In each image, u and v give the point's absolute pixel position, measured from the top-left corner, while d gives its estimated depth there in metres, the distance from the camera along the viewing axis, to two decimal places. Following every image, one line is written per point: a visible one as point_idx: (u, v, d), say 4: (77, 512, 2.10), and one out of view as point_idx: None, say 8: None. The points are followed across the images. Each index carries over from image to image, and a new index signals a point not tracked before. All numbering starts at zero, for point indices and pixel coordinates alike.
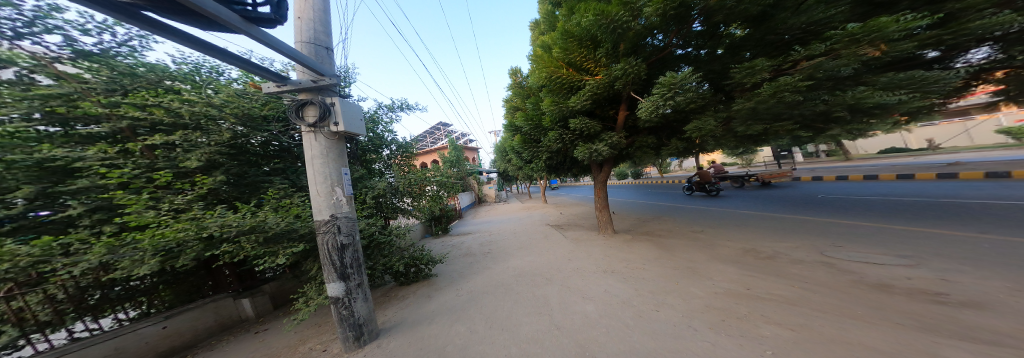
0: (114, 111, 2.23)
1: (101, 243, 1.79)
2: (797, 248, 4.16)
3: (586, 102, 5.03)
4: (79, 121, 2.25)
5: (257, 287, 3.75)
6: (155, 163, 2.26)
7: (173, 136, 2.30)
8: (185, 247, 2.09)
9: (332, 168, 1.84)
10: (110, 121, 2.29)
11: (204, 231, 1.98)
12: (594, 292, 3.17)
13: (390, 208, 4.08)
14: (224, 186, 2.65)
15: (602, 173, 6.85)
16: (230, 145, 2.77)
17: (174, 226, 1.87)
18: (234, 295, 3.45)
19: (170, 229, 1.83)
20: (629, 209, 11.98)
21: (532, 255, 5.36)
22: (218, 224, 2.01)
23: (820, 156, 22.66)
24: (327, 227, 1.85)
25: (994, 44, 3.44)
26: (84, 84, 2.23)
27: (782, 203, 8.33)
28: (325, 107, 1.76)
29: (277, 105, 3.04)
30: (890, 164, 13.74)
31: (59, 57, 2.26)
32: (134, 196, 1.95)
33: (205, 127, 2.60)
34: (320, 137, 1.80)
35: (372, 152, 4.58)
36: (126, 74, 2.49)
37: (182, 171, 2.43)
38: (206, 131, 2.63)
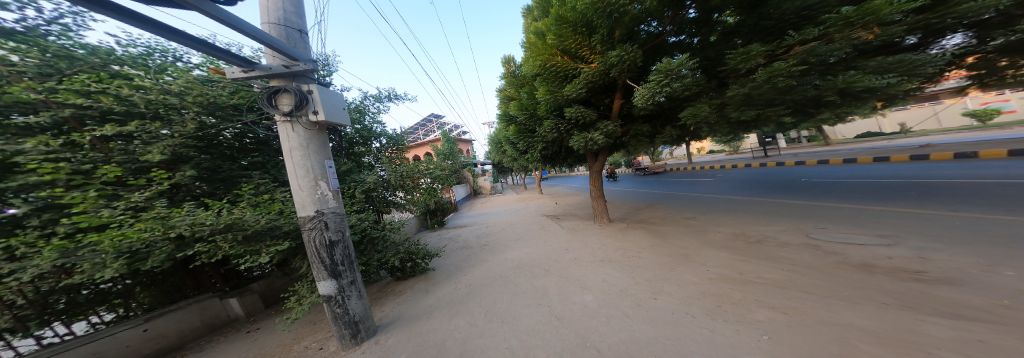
0: (53, 98, 1.95)
1: (48, 246, 1.60)
2: (785, 231, 4.29)
3: (581, 90, 4.91)
4: (13, 110, 1.90)
5: (245, 286, 3.62)
6: (111, 158, 2.05)
7: (127, 127, 2.07)
8: (153, 247, 1.95)
9: (315, 161, 1.72)
10: (51, 110, 1.98)
11: (171, 231, 1.83)
12: (592, 282, 3.18)
13: (382, 202, 3.95)
14: (195, 181, 2.47)
15: (597, 163, 6.83)
16: (197, 136, 2.56)
17: (136, 226, 1.71)
18: (220, 295, 3.31)
19: (133, 227, 1.67)
20: (623, 197, 12.15)
21: (529, 246, 5.37)
22: (187, 223, 1.85)
23: (803, 142, 23.43)
24: (313, 224, 1.73)
25: (968, 30, 3.50)
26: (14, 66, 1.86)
27: (769, 188, 8.58)
28: (302, 95, 1.62)
29: (247, 93, 2.84)
30: (869, 147, 14.31)
31: None
32: (80, 194, 1.73)
33: (165, 116, 2.39)
34: (298, 127, 1.67)
35: (361, 145, 4.39)
36: (62, 56, 2.12)
37: (142, 166, 2.22)
38: (167, 121, 2.42)
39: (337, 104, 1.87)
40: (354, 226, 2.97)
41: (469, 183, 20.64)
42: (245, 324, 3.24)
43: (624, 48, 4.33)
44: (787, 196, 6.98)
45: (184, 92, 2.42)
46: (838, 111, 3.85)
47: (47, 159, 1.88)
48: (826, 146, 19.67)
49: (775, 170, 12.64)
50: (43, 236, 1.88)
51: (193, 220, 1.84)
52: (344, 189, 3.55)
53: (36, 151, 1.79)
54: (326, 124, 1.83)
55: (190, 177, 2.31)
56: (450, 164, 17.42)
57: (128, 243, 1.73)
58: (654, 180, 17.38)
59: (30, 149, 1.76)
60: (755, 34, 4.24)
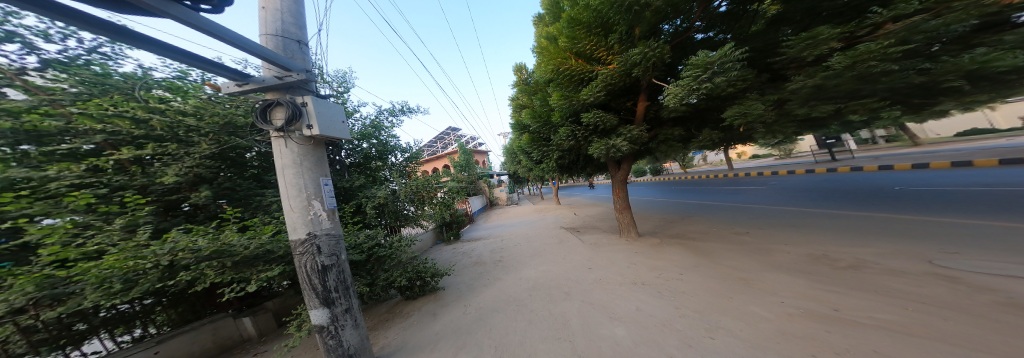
0: (76, 125, 2.11)
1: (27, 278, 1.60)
2: (890, 256, 3.45)
3: (599, 94, 4.56)
4: (56, 139, 2.12)
5: (260, 304, 3.68)
6: (130, 181, 2.21)
7: (143, 150, 2.22)
8: (143, 275, 1.96)
9: (308, 179, 1.62)
10: (86, 137, 2.20)
11: (156, 259, 1.82)
12: (624, 311, 2.70)
13: (394, 216, 3.89)
14: (213, 200, 2.66)
15: (621, 172, 6.29)
16: (216, 157, 2.75)
17: (120, 256, 1.69)
18: (234, 314, 3.34)
19: (114, 257, 1.66)
20: (652, 208, 11.11)
21: (547, 263, 4.94)
22: (170, 251, 1.83)
23: (878, 142, 19.86)
24: (305, 248, 1.60)
25: None
26: (51, 96, 2.10)
27: (839, 199, 7.21)
28: (297, 109, 1.57)
29: None
30: (979, 147, 11.51)
31: (25, 67, 2.14)
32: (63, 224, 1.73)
33: (183, 137, 2.57)
34: (292, 143, 1.59)
35: (377, 160, 4.46)
36: (98, 83, 2.37)
37: (158, 190, 2.37)
38: (186, 143, 2.60)
39: (334, 117, 1.80)
40: (356, 246, 2.93)
41: (486, 194, 20.66)
42: (256, 345, 3.23)
43: (648, 44, 3.91)
44: (868, 210, 5.73)
45: (195, 111, 2.63)
46: (964, 101, 2.54)
47: (73, 184, 2.04)
48: (909, 146, 16.48)
49: (841, 177, 10.75)
50: (45, 265, 1.90)
51: (178, 246, 1.83)
52: (355, 205, 3.57)
53: (65, 176, 1.95)
54: (322, 139, 1.75)
55: (205, 196, 2.49)
56: (467, 175, 17.71)
57: (110, 272, 1.73)
58: (687, 189, 15.82)
59: (55, 175, 1.90)
60: (809, 19, 3.59)
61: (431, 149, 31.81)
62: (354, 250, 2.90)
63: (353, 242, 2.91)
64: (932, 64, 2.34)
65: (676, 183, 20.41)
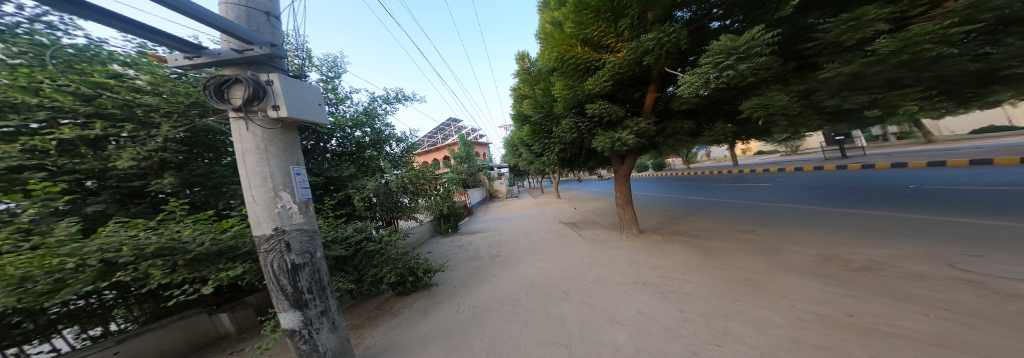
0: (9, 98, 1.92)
1: None
2: (909, 257, 3.15)
3: (605, 84, 4.34)
4: None
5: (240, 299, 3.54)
6: (80, 165, 2.06)
7: (94, 130, 2.08)
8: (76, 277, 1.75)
9: (275, 168, 1.43)
10: (30, 114, 2.02)
11: (86, 256, 1.60)
12: (625, 314, 2.54)
13: (387, 209, 3.74)
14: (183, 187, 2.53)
15: (625, 167, 6.08)
16: (184, 141, 2.58)
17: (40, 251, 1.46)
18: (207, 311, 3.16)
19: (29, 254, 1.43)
20: (655, 204, 10.92)
21: (546, 260, 4.81)
22: (97, 247, 1.61)
23: (890, 139, 19.29)
24: (270, 245, 1.43)
25: None
26: None
27: (850, 197, 6.94)
28: (260, 87, 1.36)
29: None
30: (998, 145, 11.05)
31: None
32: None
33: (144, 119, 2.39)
34: (254, 126, 1.40)
35: (371, 149, 4.29)
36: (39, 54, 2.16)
37: (111, 174, 2.22)
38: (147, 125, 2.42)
39: (307, 98, 1.58)
40: (340, 241, 2.82)
41: (487, 187, 20.58)
42: (233, 343, 3.08)
43: (664, 28, 3.60)
44: (883, 209, 5.47)
45: (153, 89, 2.46)
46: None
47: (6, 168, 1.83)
48: (922, 144, 15.96)
49: (851, 174, 10.40)
50: None
51: (104, 246, 1.62)
52: (342, 196, 3.37)
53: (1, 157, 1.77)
54: (293, 123, 1.55)
55: (174, 185, 2.37)
56: (467, 167, 17.57)
57: (40, 277, 1.49)
58: (691, 184, 15.55)
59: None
60: None
61: (432, 141, 31.63)
62: (339, 245, 2.78)
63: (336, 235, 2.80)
64: (993, 49, 2.07)
65: (679, 178, 20.13)
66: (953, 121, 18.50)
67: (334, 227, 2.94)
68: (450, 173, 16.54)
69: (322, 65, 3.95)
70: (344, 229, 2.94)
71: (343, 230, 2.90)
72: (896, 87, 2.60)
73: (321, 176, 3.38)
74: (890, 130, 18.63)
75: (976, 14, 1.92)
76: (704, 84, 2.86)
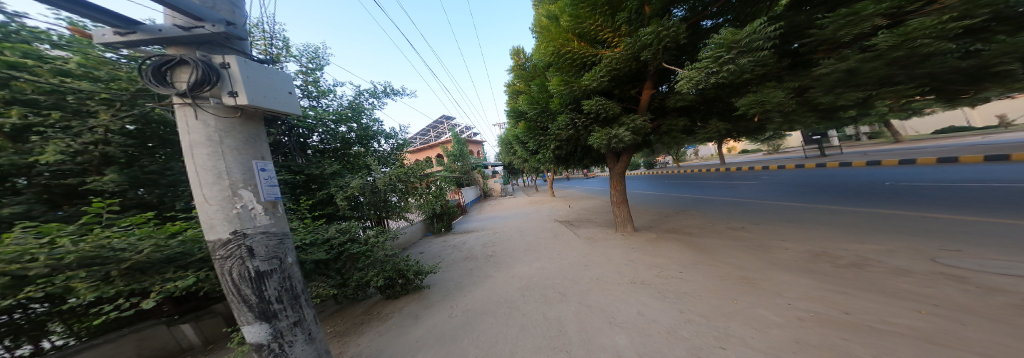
0: None
1: None
2: (892, 252, 3.25)
3: (602, 80, 4.28)
4: None
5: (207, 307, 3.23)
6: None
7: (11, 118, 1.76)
8: None
9: (234, 163, 1.24)
10: None
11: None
12: (624, 316, 2.45)
13: (376, 209, 3.53)
14: (131, 187, 2.23)
15: (620, 165, 6.06)
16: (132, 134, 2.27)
17: None
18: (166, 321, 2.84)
19: None
20: (648, 201, 11.04)
21: (541, 260, 4.71)
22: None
23: (864, 139, 20.35)
24: (229, 252, 1.24)
25: None
26: None
27: (833, 194, 7.20)
28: (215, 71, 1.18)
29: None
30: (962, 145, 11.79)
31: None
32: None
33: (83, 108, 2.09)
34: (205, 114, 1.20)
35: (358, 146, 4.05)
36: None
37: (37, 169, 1.92)
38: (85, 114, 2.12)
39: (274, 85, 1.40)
40: (322, 243, 2.60)
41: (481, 185, 20.34)
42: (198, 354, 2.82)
43: (661, 22, 3.55)
44: (865, 205, 5.65)
45: (89, 73, 2.16)
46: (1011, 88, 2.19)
47: None
48: (892, 143, 16.91)
49: (831, 172, 10.85)
50: None
51: (2, 258, 1.16)
52: (326, 195, 3.14)
53: None
54: (257, 112, 1.37)
55: (119, 184, 2.10)
56: (460, 165, 17.37)
57: None
58: (682, 182, 15.87)
59: None
60: None
61: (424, 139, 31.14)
62: (321, 248, 2.57)
63: (318, 237, 2.59)
64: (984, 46, 2.08)
65: (670, 176, 20.56)
66: (921, 122, 19.65)
67: (315, 227, 2.71)
68: (443, 171, 16.26)
69: (302, 55, 3.67)
70: (326, 230, 2.72)
71: (325, 231, 2.68)
72: (889, 84, 2.61)
73: (302, 173, 3.14)
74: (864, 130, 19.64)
75: (973, 10, 1.92)
76: (704, 80, 2.82)
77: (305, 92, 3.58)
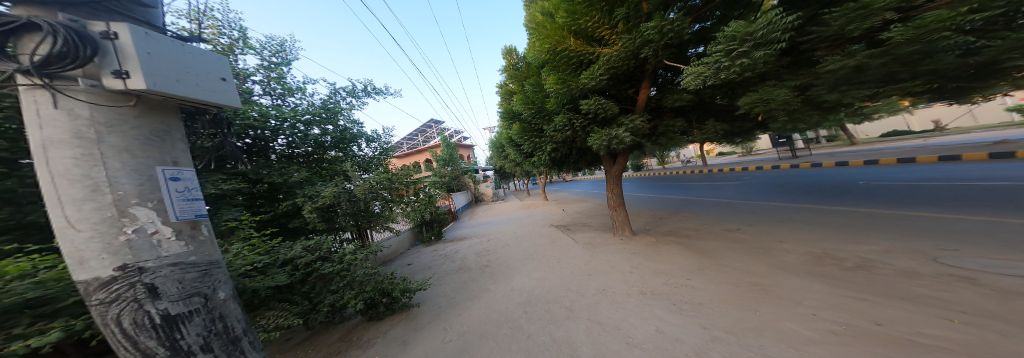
0: None
1: None
2: (891, 252, 3.27)
3: (602, 78, 4.10)
4: None
5: None
6: None
7: None
8: None
9: (121, 168, 0.87)
10: None
11: None
12: (641, 334, 2.20)
13: (357, 219, 3.10)
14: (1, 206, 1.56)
15: (616, 167, 5.97)
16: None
17: None
18: None
19: None
20: (639, 204, 11.11)
21: (539, 270, 4.41)
22: None
23: (827, 142, 22.05)
24: (113, 295, 0.85)
25: None
26: None
27: (813, 193, 7.51)
28: (91, 41, 0.84)
29: None
30: (914, 146, 12.91)
31: None
32: None
33: None
34: (73, 101, 0.83)
35: (333, 150, 3.58)
36: None
37: None
38: None
39: (196, 69, 1.07)
40: (283, 261, 2.15)
41: (471, 190, 19.74)
42: None
43: (663, 17, 3.44)
44: (847, 204, 5.89)
45: None
46: None
47: None
48: (852, 144, 18.45)
49: (805, 172, 11.51)
50: None
51: None
52: (291, 207, 2.64)
53: None
54: (169, 102, 1.02)
55: None
56: (449, 170, 16.88)
57: None
58: (669, 183, 16.26)
59: None
60: None
61: (410, 142, 30.20)
62: (280, 269, 2.11)
63: (277, 256, 2.12)
64: (990, 43, 2.07)
65: (657, 178, 21.09)
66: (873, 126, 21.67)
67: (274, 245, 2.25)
68: (431, 176, 15.63)
69: (263, 47, 3.18)
70: (288, 247, 2.26)
71: (286, 249, 2.22)
72: (891, 81, 2.60)
73: (262, 183, 2.63)
74: (828, 133, 21.25)
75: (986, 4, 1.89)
76: (714, 74, 2.68)
77: (268, 89, 3.09)
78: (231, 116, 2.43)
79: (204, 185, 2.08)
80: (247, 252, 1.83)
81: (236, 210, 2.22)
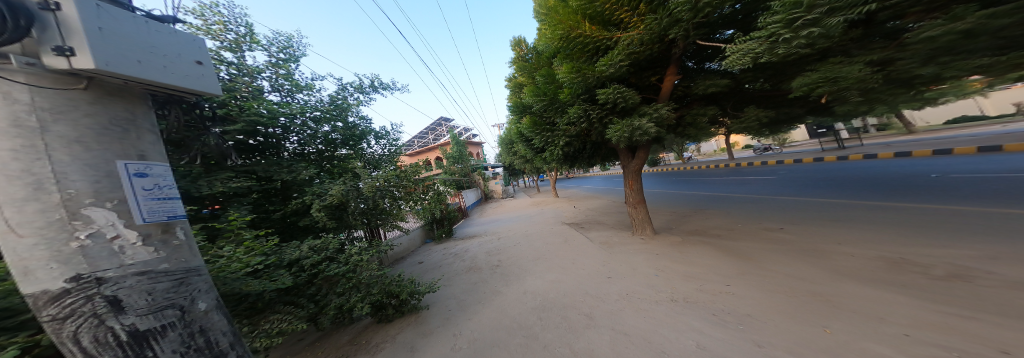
0: None
1: None
2: (990, 259, 2.69)
3: (622, 65, 3.74)
4: None
5: None
6: None
7: None
8: None
9: (71, 163, 0.73)
10: None
11: None
12: (681, 350, 1.91)
13: (365, 218, 3.02)
14: None
15: (636, 161, 5.55)
16: None
17: None
18: None
19: None
20: (659, 200, 10.50)
21: (554, 271, 4.17)
22: None
23: (876, 131, 19.70)
24: (66, 310, 0.71)
25: None
26: None
27: (866, 189, 6.62)
28: (24, 11, 0.69)
29: None
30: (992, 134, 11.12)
31: None
32: None
33: None
34: (10, 83, 0.70)
35: (343, 148, 3.55)
36: None
37: None
38: None
39: (166, 50, 0.96)
40: (289, 262, 2.07)
41: (481, 187, 19.72)
42: None
43: None
44: (910, 201, 5.14)
45: None
46: None
47: None
48: (908, 133, 16.33)
49: (851, 165, 10.35)
50: None
51: None
52: (300, 205, 2.58)
53: None
54: (135, 88, 0.91)
55: None
56: (460, 168, 16.97)
57: None
58: (691, 179, 15.31)
59: None
60: None
61: (420, 141, 30.74)
62: (287, 270, 2.03)
63: (283, 257, 2.04)
64: None
65: (676, 173, 19.96)
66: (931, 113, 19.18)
67: (280, 245, 2.18)
68: (442, 174, 15.77)
69: (271, 43, 3.16)
70: (295, 247, 2.19)
71: (292, 249, 2.13)
72: (1007, 47, 2.07)
73: (271, 181, 2.59)
74: (877, 122, 18.97)
75: None
76: (769, 49, 2.33)
77: (277, 87, 3.06)
78: (236, 113, 2.40)
79: (213, 184, 2.05)
80: (248, 252, 1.75)
81: (244, 209, 2.18)
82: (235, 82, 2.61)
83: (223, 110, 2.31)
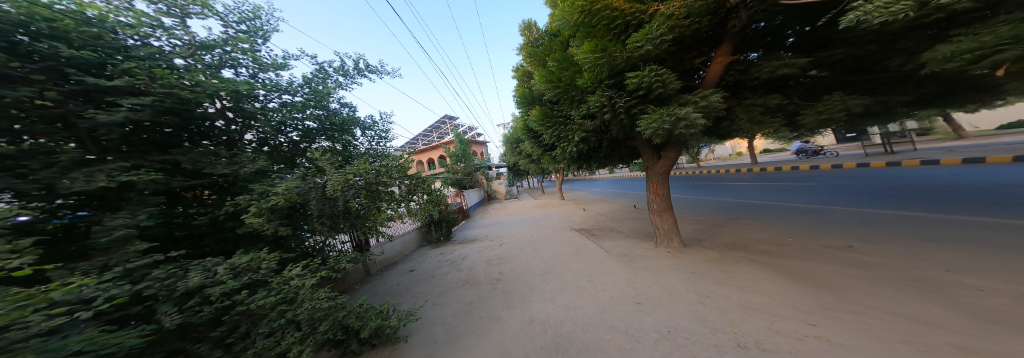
0: None
1: None
2: None
3: (662, 41, 2.90)
4: None
5: None
6: None
7: None
8: None
9: None
10: None
11: None
12: None
13: (329, 227, 2.41)
14: None
15: (662, 162, 4.72)
16: None
17: None
18: None
19: None
20: (681, 207, 9.51)
21: (568, 292, 3.40)
22: None
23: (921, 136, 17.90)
24: None
25: None
26: None
27: (937, 202, 5.59)
28: None
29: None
30: None
31: None
32: None
33: None
34: None
35: (321, 139, 3.13)
36: None
37: None
38: None
39: None
40: (186, 292, 1.39)
41: (484, 186, 19.03)
42: None
43: None
44: (1007, 219, 4.20)
45: None
46: None
47: None
48: (959, 139, 14.70)
49: (907, 173, 9.08)
50: None
51: None
52: (238, 208, 1.95)
53: None
54: None
55: None
56: (462, 167, 16.32)
57: None
58: (712, 184, 14.11)
59: None
60: None
61: (424, 140, 30.36)
62: (180, 306, 1.37)
63: (177, 284, 1.38)
64: None
65: (692, 177, 18.64)
66: (983, 117, 17.43)
67: (182, 264, 1.54)
68: (444, 173, 15.19)
69: (229, 10, 2.64)
70: (207, 266, 1.54)
71: (200, 271, 1.49)
72: None
73: (206, 176, 2.00)
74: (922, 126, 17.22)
75: None
76: None
77: (236, 66, 2.49)
78: (147, 83, 1.66)
79: (93, 175, 1.40)
80: (98, 285, 1.07)
81: (143, 211, 1.50)
82: (175, 54, 2.05)
83: (125, 74, 1.65)
